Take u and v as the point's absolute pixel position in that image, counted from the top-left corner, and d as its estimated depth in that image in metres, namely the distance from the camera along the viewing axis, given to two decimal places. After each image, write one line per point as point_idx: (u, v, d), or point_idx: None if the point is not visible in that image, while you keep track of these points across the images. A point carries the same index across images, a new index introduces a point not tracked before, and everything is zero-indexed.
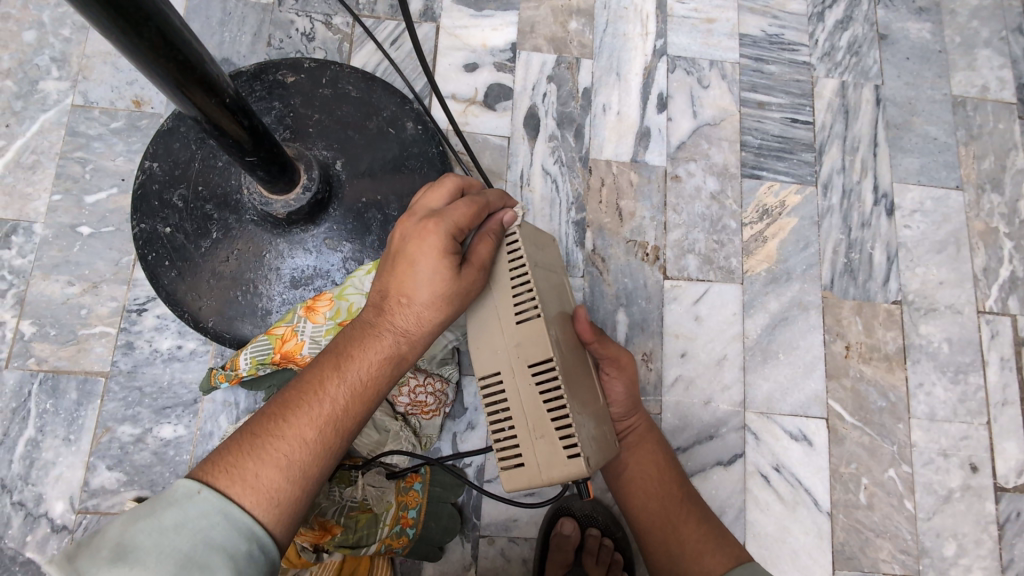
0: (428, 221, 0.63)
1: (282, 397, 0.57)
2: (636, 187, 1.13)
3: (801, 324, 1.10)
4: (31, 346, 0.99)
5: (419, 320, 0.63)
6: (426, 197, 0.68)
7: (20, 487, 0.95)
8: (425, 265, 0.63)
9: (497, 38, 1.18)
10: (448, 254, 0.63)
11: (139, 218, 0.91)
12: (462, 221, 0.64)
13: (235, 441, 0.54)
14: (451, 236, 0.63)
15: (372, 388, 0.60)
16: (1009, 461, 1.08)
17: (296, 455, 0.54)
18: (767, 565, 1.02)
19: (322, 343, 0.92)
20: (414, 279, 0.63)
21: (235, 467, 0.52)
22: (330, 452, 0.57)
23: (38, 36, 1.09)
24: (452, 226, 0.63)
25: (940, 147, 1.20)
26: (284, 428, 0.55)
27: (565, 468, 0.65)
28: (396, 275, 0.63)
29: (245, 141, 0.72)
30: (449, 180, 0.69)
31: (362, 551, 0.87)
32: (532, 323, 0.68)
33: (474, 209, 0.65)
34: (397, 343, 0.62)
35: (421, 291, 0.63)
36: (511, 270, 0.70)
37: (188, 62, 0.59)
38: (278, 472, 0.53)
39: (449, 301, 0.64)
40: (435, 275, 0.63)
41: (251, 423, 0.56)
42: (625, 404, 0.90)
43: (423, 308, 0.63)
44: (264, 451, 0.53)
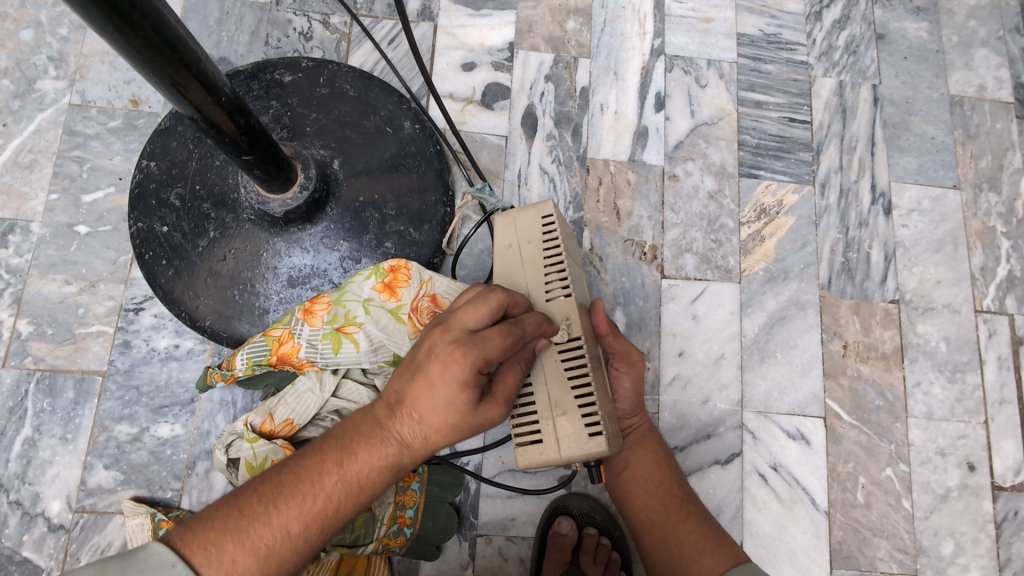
0: (459, 348, 0.58)
1: (279, 477, 0.58)
2: (634, 187, 1.13)
3: (798, 323, 1.10)
4: (28, 345, 0.99)
5: (422, 441, 0.60)
6: (465, 309, 0.61)
7: (17, 486, 0.95)
8: (444, 395, 0.58)
9: (495, 37, 1.18)
10: (470, 386, 0.58)
11: (137, 217, 0.92)
12: (492, 354, 0.59)
13: (223, 512, 0.56)
14: (476, 370, 0.59)
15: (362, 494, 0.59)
16: (1007, 460, 1.08)
17: (273, 547, 0.55)
18: (765, 564, 1.02)
19: (318, 349, 0.86)
20: (428, 403, 0.59)
21: (216, 545, 0.54)
22: (306, 548, 0.57)
23: (35, 35, 1.09)
24: (480, 359, 0.58)
25: (937, 146, 1.20)
26: (271, 514, 0.56)
27: (585, 445, 0.69)
28: (414, 389, 0.59)
29: (240, 140, 0.72)
30: (495, 295, 0.62)
31: (358, 550, 0.85)
32: (561, 304, 0.75)
33: (507, 341, 0.61)
34: (399, 454, 0.60)
35: (433, 415, 0.59)
36: (545, 258, 0.77)
37: (187, 61, 0.60)
38: (252, 560, 0.54)
39: (460, 431, 0.60)
40: (451, 406, 0.58)
41: (241, 497, 0.57)
42: (631, 402, 0.89)
43: (431, 433, 0.59)
44: (246, 534, 0.55)
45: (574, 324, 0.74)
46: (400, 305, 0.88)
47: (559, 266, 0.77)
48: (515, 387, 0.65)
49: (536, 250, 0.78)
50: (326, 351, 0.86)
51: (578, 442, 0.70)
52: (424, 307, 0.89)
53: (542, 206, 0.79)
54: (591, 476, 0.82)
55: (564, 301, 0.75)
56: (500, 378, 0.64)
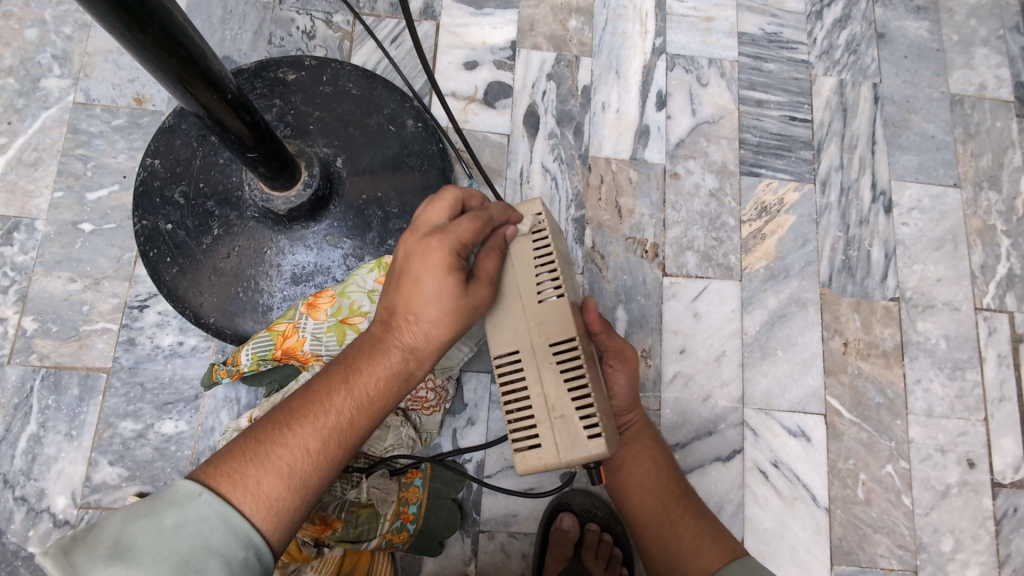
0: (432, 239, 0.63)
1: (288, 404, 0.57)
2: (636, 185, 1.14)
3: (799, 321, 1.10)
4: (33, 342, 1.00)
5: (426, 338, 0.62)
6: (428, 210, 0.67)
7: (22, 482, 0.95)
8: (431, 284, 0.62)
9: (497, 36, 1.18)
10: (453, 273, 0.63)
11: (141, 214, 0.92)
12: (465, 237, 0.65)
13: (240, 445, 0.54)
14: (455, 254, 0.63)
15: (377, 404, 0.59)
16: (1006, 457, 1.09)
17: (298, 463, 0.54)
18: (766, 560, 1.02)
19: (323, 341, 0.87)
20: (420, 298, 0.62)
21: (238, 471, 0.52)
22: (333, 463, 0.56)
23: (40, 34, 1.09)
24: (456, 244, 0.63)
25: (938, 145, 1.20)
26: (288, 435, 0.55)
27: (585, 449, 0.68)
28: (404, 292, 0.63)
29: (246, 137, 0.72)
30: (450, 192, 0.68)
31: (362, 545, 0.87)
32: (556, 307, 0.73)
33: (476, 226, 0.66)
34: (405, 359, 0.61)
35: (427, 308, 0.62)
36: (535, 259, 0.74)
37: (194, 59, 0.60)
38: (279, 479, 0.53)
39: (455, 321, 0.64)
40: (442, 292, 0.62)
41: (255, 427, 0.56)
42: (626, 398, 0.91)
43: (431, 326, 0.62)
44: (267, 457, 0.53)
45: (569, 325, 0.72)
46: None
47: (551, 267, 0.74)
48: (494, 272, 0.70)
49: (527, 250, 0.74)
50: (330, 343, 0.87)
51: (578, 446, 0.69)
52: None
53: (531, 204, 0.75)
54: (591, 478, 0.78)
55: (558, 303, 0.73)
56: (478, 270, 0.69)
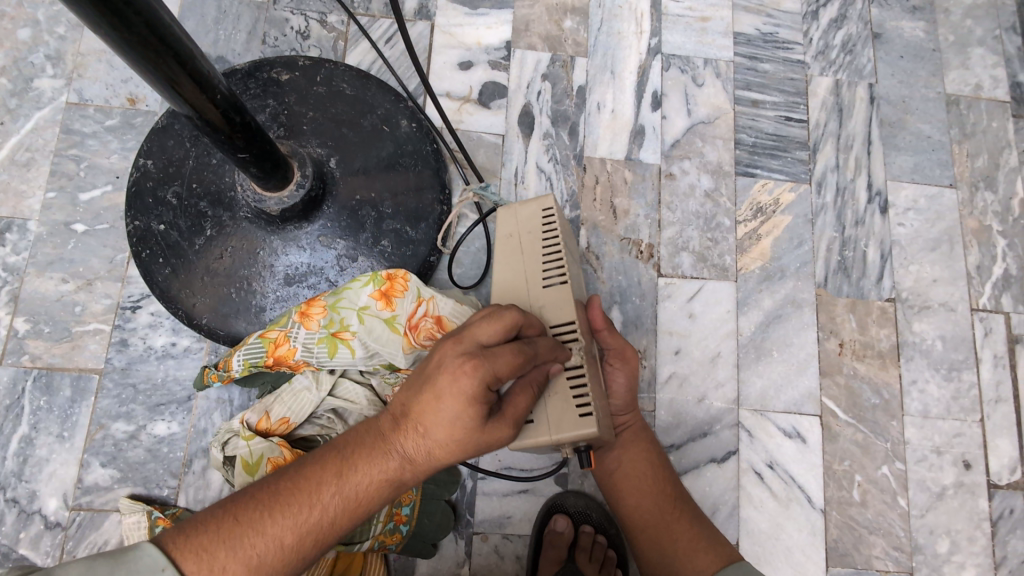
0: (469, 361, 0.57)
1: (276, 486, 0.57)
2: (631, 185, 1.13)
3: (794, 322, 1.10)
4: (26, 343, 0.99)
5: (427, 454, 0.58)
6: (479, 325, 0.61)
7: (14, 484, 0.95)
8: (452, 409, 0.57)
9: (492, 36, 1.18)
10: (477, 402, 0.57)
11: (134, 215, 0.92)
12: (503, 370, 0.58)
13: (218, 518, 0.55)
14: (487, 385, 0.57)
15: (360, 507, 0.58)
16: (1002, 458, 1.08)
17: (267, 556, 0.54)
18: (761, 562, 1.02)
19: (314, 352, 0.86)
20: (434, 415, 0.57)
21: (208, 550, 0.53)
22: (300, 559, 0.56)
23: (33, 34, 1.09)
24: (490, 376, 0.57)
25: (934, 145, 1.20)
26: (266, 523, 0.55)
27: (575, 426, 0.70)
28: (421, 401, 0.58)
29: (236, 138, 0.72)
30: (508, 313, 0.62)
31: (355, 546, 0.86)
32: (558, 291, 0.76)
33: (519, 359, 0.60)
34: (401, 468, 0.58)
35: (439, 428, 0.57)
36: (543, 248, 0.79)
37: (181, 59, 0.60)
38: (245, 569, 0.54)
39: (465, 448, 0.59)
40: (458, 421, 0.57)
41: (241, 502, 0.57)
42: (624, 397, 0.90)
43: (436, 448, 0.58)
44: (238, 542, 0.54)
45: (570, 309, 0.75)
46: (395, 315, 0.86)
47: (556, 257, 0.78)
48: (523, 410, 0.64)
49: (536, 239, 0.80)
50: (321, 356, 0.86)
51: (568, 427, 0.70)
52: (425, 327, 0.86)
53: (543, 199, 0.81)
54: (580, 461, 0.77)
55: (560, 287, 0.76)
56: (509, 401, 0.63)
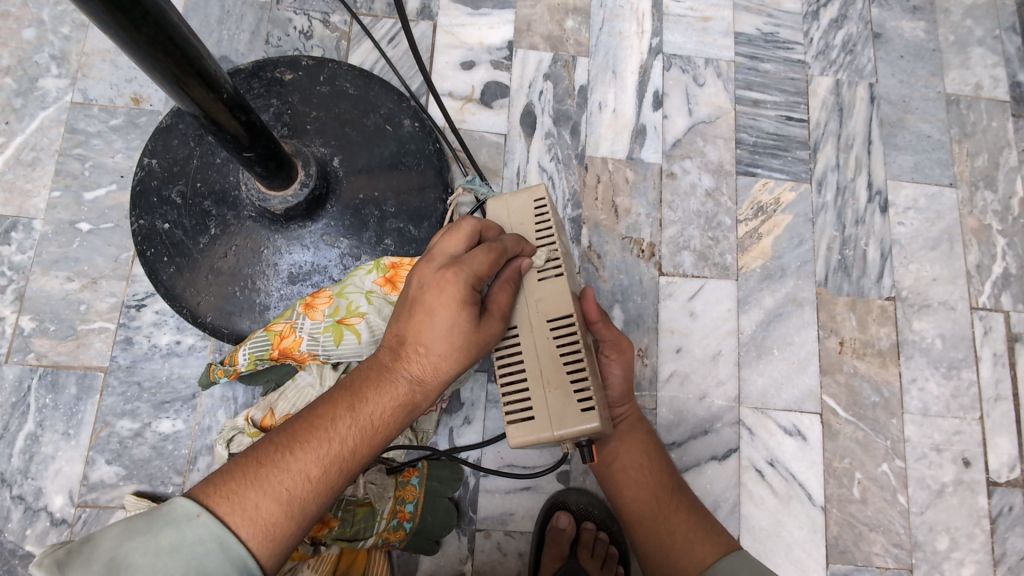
0: (448, 271, 0.63)
1: (290, 427, 0.56)
2: (632, 184, 1.14)
3: (795, 320, 1.11)
4: (31, 341, 1.00)
5: (434, 368, 0.63)
6: (443, 242, 0.68)
7: (19, 481, 0.96)
8: (445, 316, 0.62)
9: (494, 36, 1.18)
10: (467, 305, 0.63)
11: (138, 213, 0.93)
12: (481, 270, 0.65)
13: (239, 467, 0.54)
14: (470, 288, 0.63)
15: (379, 432, 0.59)
16: (1002, 456, 1.09)
17: (298, 489, 0.54)
18: (761, 559, 1.03)
19: (320, 341, 0.85)
20: (429, 328, 0.63)
21: (237, 492, 0.52)
22: (331, 492, 0.56)
23: (37, 34, 1.10)
24: (470, 277, 0.64)
25: (934, 144, 1.21)
26: (291, 459, 0.54)
27: (577, 421, 0.70)
28: (415, 320, 0.63)
29: (242, 137, 0.72)
30: (467, 223, 0.69)
31: (358, 543, 0.86)
32: (554, 283, 0.75)
33: (491, 257, 0.67)
34: (411, 389, 0.62)
35: (439, 340, 0.63)
36: (537, 239, 0.78)
37: (188, 58, 0.60)
38: (279, 505, 0.53)
39: (464, 352, 0.64)
40: (454, 327, 0.62)
41: (256, 448, 0.55)
42: (620, 389, 0.91)
43: (440, 358, 0.63)
44: (266, 481, 0.53)
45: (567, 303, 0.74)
46: None
47: (552, 246, 0.77)
48: (506, 308, 0.70)
49: (529, 231, 0.79)
50: (327, 344, 0.85)
51: (570, 421, 0.70)
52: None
53: (536, 188, 0.80)
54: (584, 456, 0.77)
55: (557, 279, 0.75)
56: (491, 306, 0.69)
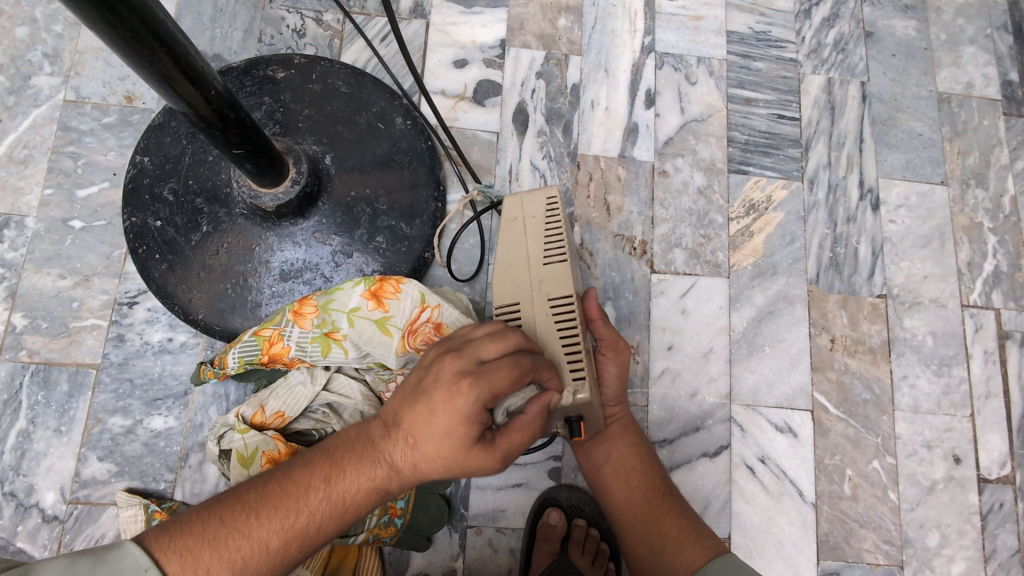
0: (465, 379, 0.59)
1: (263, 489, 0.58)
2: (624, 182, 1.14)
3: (787, 317, 1.11)
4: (23, 338, 1.00)
5: (414, 467, 0.60)
6: (480, 342, 0.62)
7: (11, 478, 0.96)
8: (442, 423, 0.58)
9: (486, 35, 1.19)
10: (469, 422, 0.58)
11: (130, 211, 0.93)
12: (499, 387, 0.59)
13: (203, 520, 0.57)
14: (481, 403, 0.59)
15: (347, 514, 0.60)
16: (992, 453, 1.09)
17: (250, 559, 0.56)
18: (752, 556, 1.03)
19: (307, 351, 0.86)
20: (426, 429, 0.59)
21: (192, 551, 0.55)
22: (287, 562, 0.58)
23: (30, 32, 1.10)
24: (484, 395, 0.58)
25: (925, 143, 1.21)
26: (251, 526, 0.57)
27: (569, 392, 0.72)
28: (415, 414, 0.60)
29: (231, 134, 0.73)
30: (512, 334, 0.63)
31: (349, 539, 0.87)
32: (557, 269, 0.79)
33: (514, 372, 0.60)
34: (387, 479, 0.60)
35: (427, 444, 0.59)
36: (546, 234, 0.80)
37: (176, 56, 0.60)
38: (229, 571, 0.55)
39: (451, 466, 0.60)
40: (448, 437, 0.58)
41: (227, 502, 0.58)
42: (615, 389, 0.92)
43: (422, 461, 0.59)
44: (223, 544, 0.56)
45: (568, 285, 0.78)
46: (387, 316, 0.86)
47: (558, 246, 0.80)
48: (519, 445, 0.62)
49: (539, 226, 0.81)
50: (314, 355, 0.86)
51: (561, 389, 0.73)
52: (424, 331, 0.87)
53: (549, 189, 0.83)
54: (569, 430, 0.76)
55: (560, 268, 0.79)
56: (506, 433, 0.62)
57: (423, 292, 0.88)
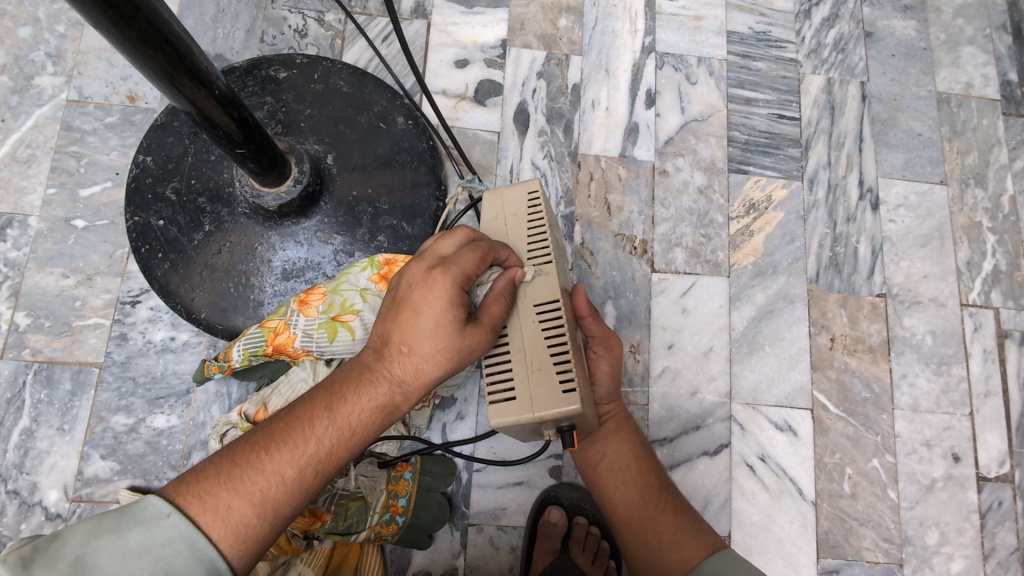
0: (437, 270, 0.64)
1: (267, 428, 0.57)
2: (625, 182, 1.15)
3: (787, 316, 1.11)
4: (26, 337, 1.00)
5: (417, 369, 0.62)
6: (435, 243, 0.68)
7: (14, 476, 0.96)
8: (431, 315, 0.62)
9: (487, 35, 1.19)
10: (455, 306, 0.63)
11: (133, 210, 0.93)
12: (467, 272, 0.65)
13: (212, 466, 0.54)
14: (458, 287, 0.64)
15: (358, 434, 0.59)
16: (991, 451, 1.10)
17: (270, 492, 0.54)
18: (753, 554, 1.03)
19: (314, 338, 0.85)
20: (416, 328, 0.62)
21: (209, 493, 0.52)
22: (307, 493, 0.57)
23: (33, 32, 1.10)
24: (458, 278, 0.64)
25: (924, 143, 1.21)
26: (264, 461, 0.55)
27: (557, 403, 0.70)
28: (399, 321, 0.63)
29: (234, 133, 0.73)
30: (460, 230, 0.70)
31: (352, 538, 0.89)
32: (543, 269, 0.77)
33: (476, 257, 0.67)
34: (392, 390, 0.61)
35: (423, 342, 0.62)
36: (530, 231, 0.80)
37: (180, 55, 0.61)
38: (252, 507, 0.53)
39: (451, 355, 0.63)
40: (440, 326, 0.62)
41: (230, 448, 0.56)
42: (609, 387, 0.92)
43: (423, 360, 0.62)
44: (239, 482, 0.53)
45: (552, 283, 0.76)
46: None
47: (543, 243, 0.79)
48: (497, 319, 0.69)
49: (522, 223, 0.80)
50: (321, 340, 0.85)
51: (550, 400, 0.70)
52: None
53: (530, 183, 0.82)
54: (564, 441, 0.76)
55: (546, 266, 0.77)
56: (484, 314, 0.68)
57: None
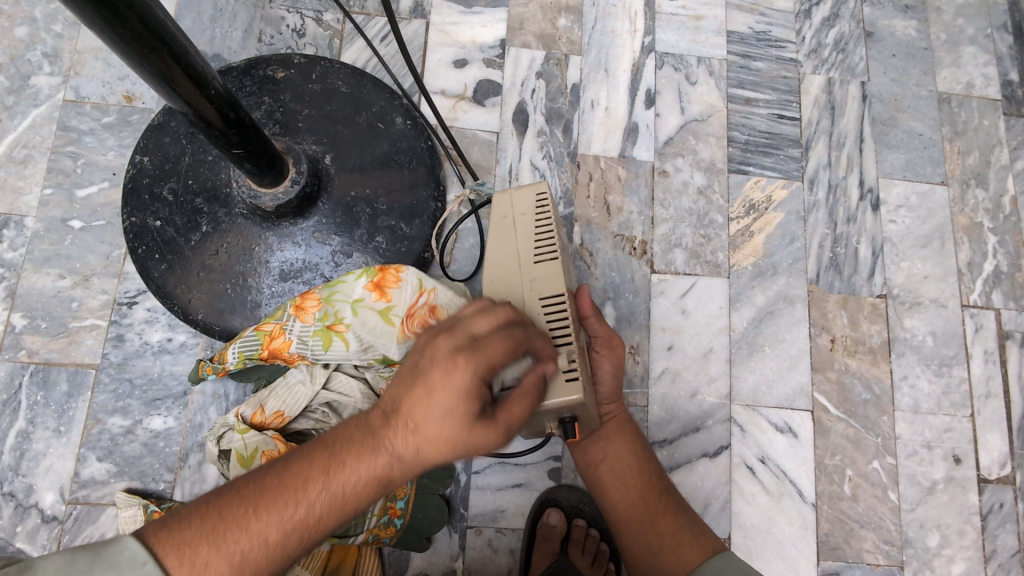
0: (461, 355, 0.56)
1: (261, 481, 0.54)
2: (624, 182, 1.14)
3: (787, 317, 1.11)
4: (22, 338, 1.00)
5: (417, 453, 0.56)
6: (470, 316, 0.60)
7: (10, 478, 0.96)
8: (443, 401, 0.55)
9: (486, 34, 1.19)
10: (470, 398, 0.56)
11: (130, 211, 0.93)
12: (493, 362, 0.57)
13: (201, 514, 0.52)
14: (479, 377, 0.56)
15: (349, 505, 0.55)
16: (992, 453, 1.09)
17: (250, 554, 0.52)
18: (753, 556, 1.03)
19: (309, 345, 0.85)
20: (425, 409, 0.56)
21: (189, 545, 0.51)
22: (288, 557, 0.54)
23: (29, 32, 1.10)
24: (481, 369, 0.56)
25: (925, 143, 1.21)
26: (250, 519, 0.52)
27: (563, 392, 0.71)
28: (411, 395, 0.56)
29: (230, 133, 0.72)
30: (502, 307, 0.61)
31: (349, 540, 0.86)
32: (549, 268, 0.78)
33: (510, 344, 0.59)
34: (389, 466, 0.56)
35: (429, 425, 0.56)
36: (536, 231, 0.80)
37: (176, 55, 0.60)
38: (229, 566, 0.51)
39: (455, 447, 0.56)
40: (450, 416, 0.55)
41: (221, 497, 0.54)
42: (611, 387, 0.92)
43: (426, 446, 0.56)
44: (221, 538, 0.51)
45: (558, 284, 0.77)
46: (390, 306, 0.85)
47: (549, 244, 0.80)
48: (518, 417, 0.61)
49: (529, 223, 0.81)
50: (316, 348, 0.85)
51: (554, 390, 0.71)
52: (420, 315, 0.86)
53: (538, 184, 0.82)
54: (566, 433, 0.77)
55: (551, 267, 0.78)
56: (505, 407, 0.60)
57: (423, 280, 0.87)
